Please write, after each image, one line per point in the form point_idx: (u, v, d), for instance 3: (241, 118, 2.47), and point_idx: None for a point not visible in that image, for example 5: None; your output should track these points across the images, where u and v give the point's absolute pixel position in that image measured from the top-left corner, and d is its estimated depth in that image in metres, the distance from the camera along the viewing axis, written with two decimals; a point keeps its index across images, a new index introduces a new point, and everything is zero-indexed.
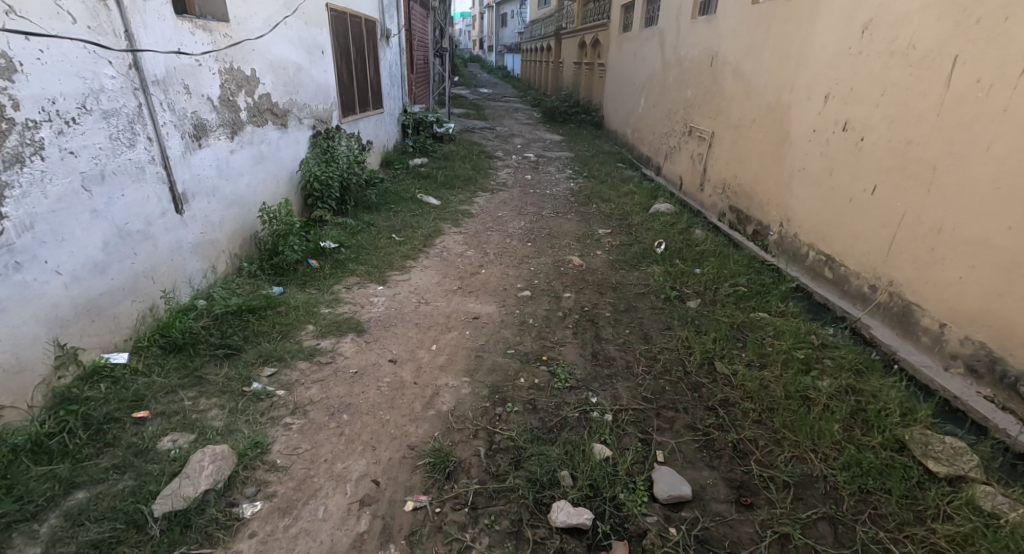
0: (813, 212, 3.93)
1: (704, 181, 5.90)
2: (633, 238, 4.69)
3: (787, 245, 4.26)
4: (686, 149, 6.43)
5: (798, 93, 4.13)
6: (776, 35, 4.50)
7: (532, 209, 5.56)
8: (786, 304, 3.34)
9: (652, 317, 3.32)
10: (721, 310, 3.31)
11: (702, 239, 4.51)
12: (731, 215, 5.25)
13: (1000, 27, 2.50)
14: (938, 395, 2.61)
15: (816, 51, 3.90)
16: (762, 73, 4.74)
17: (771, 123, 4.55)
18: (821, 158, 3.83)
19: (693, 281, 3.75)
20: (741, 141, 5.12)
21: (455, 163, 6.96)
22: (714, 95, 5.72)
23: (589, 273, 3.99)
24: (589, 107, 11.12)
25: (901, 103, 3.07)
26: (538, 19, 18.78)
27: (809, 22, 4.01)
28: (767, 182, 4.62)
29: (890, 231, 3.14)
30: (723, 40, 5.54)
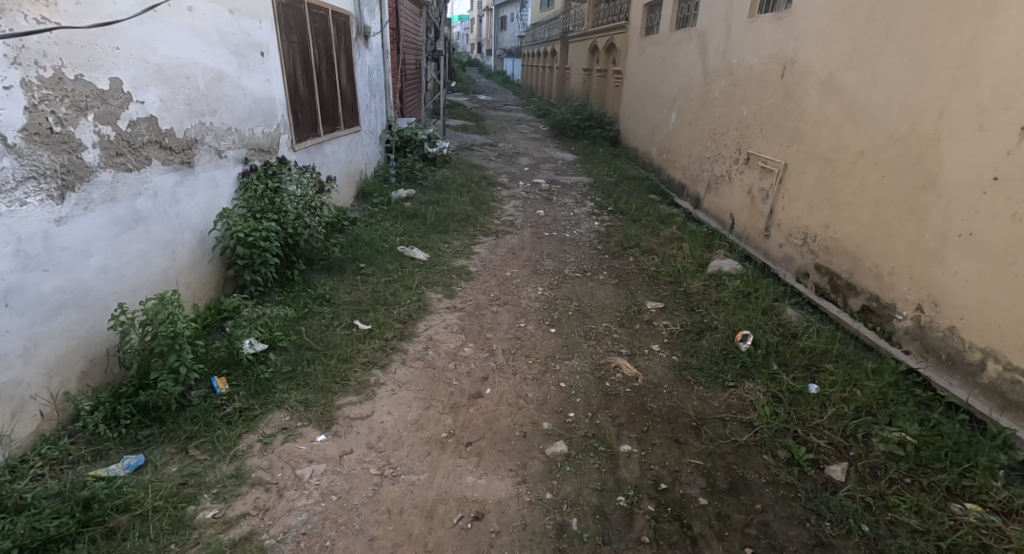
0: (997, 302, 2.28)
1: (769, 223, 4.05)
2: (700, 321, 3.31)
3: (938, 342, 2.55)
4: (743, 180, 4.53)
5: (959, 121, 2.46)
6: (905, 30, 2.78)
7: (551, 265, 4.17)
8: (1010, 487, 1.98)
9: (784, 513, 1.97)
10: (897, 498, 2.01)
11: (802, 328, 3.04)
12: (824, 279, 3.37)
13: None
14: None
15: (1004, 56, 2.26)
16: (882, 89, 2.92)
17: (897, 161, 2.79)
18: (1011, 223, 2.22)
19: (826, 425, 2.37)
20: (819, 177, 3.44)
21: (451, 195, 5.58)
22: (788, 118, 3.83)
23: (651, 395, 2.60)
24: (604, 120, 9.74)
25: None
26: (540, 22, 17.50)
27: (982, 8, 2.36)
28: (888, 241, 2.84)
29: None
30: (804, 45, 3.67)
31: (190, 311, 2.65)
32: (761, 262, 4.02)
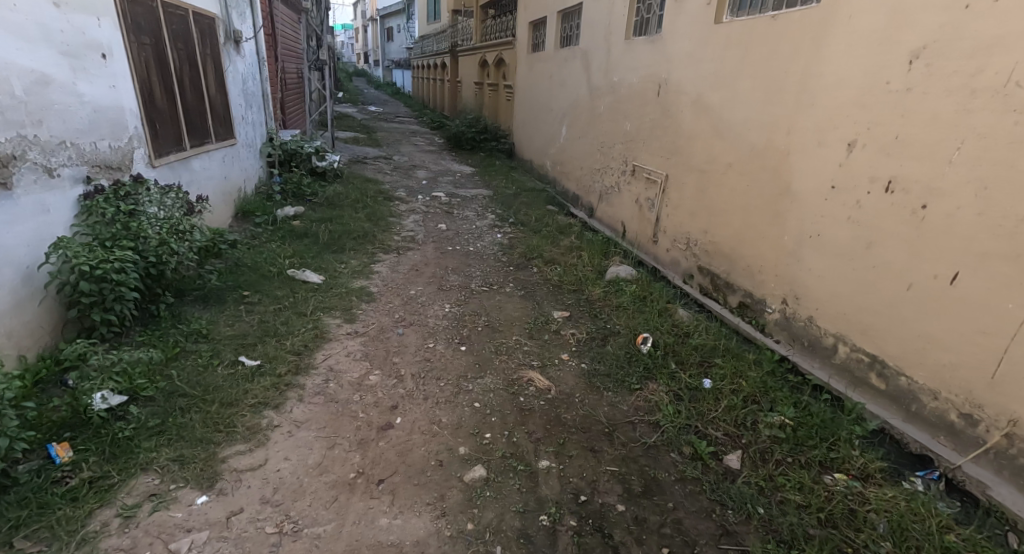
0: (843, 294, 2.50)
1: (656, 230, 4.30)
2: (603, 326, 3.39)
3: (801, 329, 2.78)
4: (631, 191, 4.77)
5: (801, 138, 2.68)
6: (757, 56, 3.00)
7: (456, 280, 4.08)
8: (865, 452, 2.18)
9: (693, 508, 2.04)
10: (783, 477, 2.13)
11: (692, 327, 3.20)
12: (706, 279, 3.64)
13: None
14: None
15: (826, 85, 2.52)
16: (743, 108, 3.14)
17: (755, 171, 3.06)
18: (847, 225, 2.45)
19: (720, 417, 2.48)
20: (695, 183, 3.71)
21: (344, 212, 5.30)
22: (667, 133, 4.08)
23: (564, 406, 2.60)
24: (498, 133, 9.87)
25: (1004, 160, 1.85)
26: (428, 35, 17.47)
27: (812, 38, 2.60)
28: (756, 244, 3.09)
29: (998, 336, 1.90)
30: (674, 67, 3.93)
31: (14, 366, 2.22)
32: (653, 267, 4.23)
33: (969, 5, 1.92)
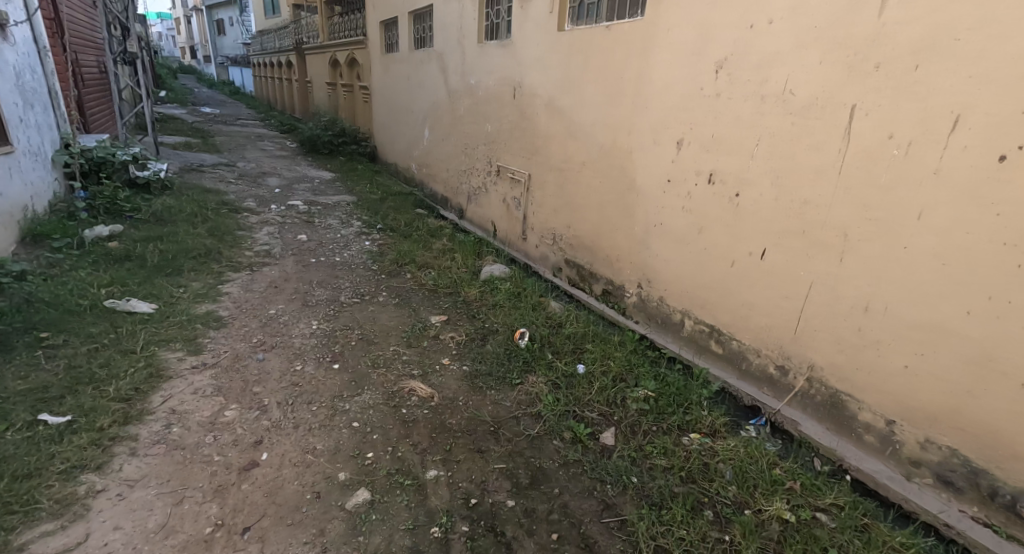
0: (685, 274, 2.76)
1: (524, 227, 4.42)
2: (482, 326, 3.38)
3: (655, 309, 3.04)
4: (497, 191, 4.85)
5: (640, 138, 2.91)
6: (597, 63, 3.20)
7: (322, 294, 3.83)
8: (711, 411, 2.42)
9: (577, 489, 2.11)
10: (651, 445, 2.27)
11: (564, 317, 3.31)
12: (572, 271, 3.82)
13: (936, 51, 1.68)
14: (916, 518, 1.84)
15: (655, 92, 2.76)
16: (589, 111, 3.34)
17: (606, 169, 3.26)
18: (683, 214, 2.70)
19: (595, 398, 2.59)
20: (555, 179, 3.87)
21: (178, 228, 4.70)
22: (525, 134, 4.21)
23: (449, 411, 2.56)
24: (358, 135, 9.47)
25: (788, 154, 2.15)
26: (267, 29, 16.14)
27: (641, 47, 2.83)
28: (612, 235, 3.30)
29: (797, 302, 2.22)
30: (526, 71, 4.06)
31: None
32: (524, 263, 4.34)
33: (754, 24, 2.21)
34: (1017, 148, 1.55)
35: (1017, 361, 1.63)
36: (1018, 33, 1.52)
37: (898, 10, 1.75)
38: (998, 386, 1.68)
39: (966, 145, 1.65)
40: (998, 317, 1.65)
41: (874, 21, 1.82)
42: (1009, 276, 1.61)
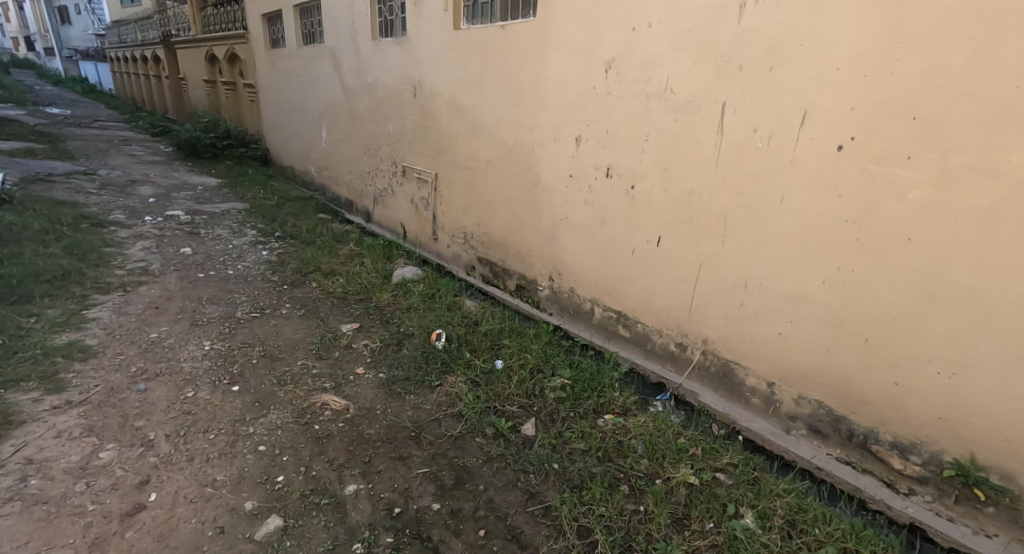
0: (592, 265, 2.92)
1: (436, 227, 4.38)
2: (397, 331, 3.32)
3: (566, 300, 3.17)
4: (405, 192, 4.77)
5: (540, 136, 3.02)
6: (493, 62, 3.25)
7: (215, 311, 3.56)
8: (624, 391, 2.59)
9: (501, 483, 2.16)
10: (569, 430, 2.38)
11: (480, 315, 3.34)
12: (486, 269, 3.87)
13: (784, 54, 1.92)
14: (795, 465, 2.11)
15: (551, 90, 2.87)
16: (490, 109, 3.39)
17: (510, 166, 3.34)
18: (586, 207, 2.86)
19: (514, 392, 2.65)
20: (462, 178, 3.90)
21: (26, 248, 4.11)
22: (429, 132, 4.18)
23: (366, 422, 2.50)
24: (245, 137, 8.85)
25: (673, 148, 2.35)
26: (126, 20, 14.51)
27: (534, 47, 2.91)
28: (521, 230, 3.40)
29: (690, 284, 2.44)
30: (426, 70, 4.02)
31: None
32: (436, 263, 4.33)
33: (635, 27, 2.38)
34: (850, 139, 1.81)
35: (862, 321, 1.91)
36: (845, 40, 1.77)
37: (752, 18, 1.98)
38: (850, 343, 1.97)
39: (814, 136, 1.90)
40: (846, 285, 1.93)
41: (737, 28, 2.03)
42: (851, 249, 1.89)
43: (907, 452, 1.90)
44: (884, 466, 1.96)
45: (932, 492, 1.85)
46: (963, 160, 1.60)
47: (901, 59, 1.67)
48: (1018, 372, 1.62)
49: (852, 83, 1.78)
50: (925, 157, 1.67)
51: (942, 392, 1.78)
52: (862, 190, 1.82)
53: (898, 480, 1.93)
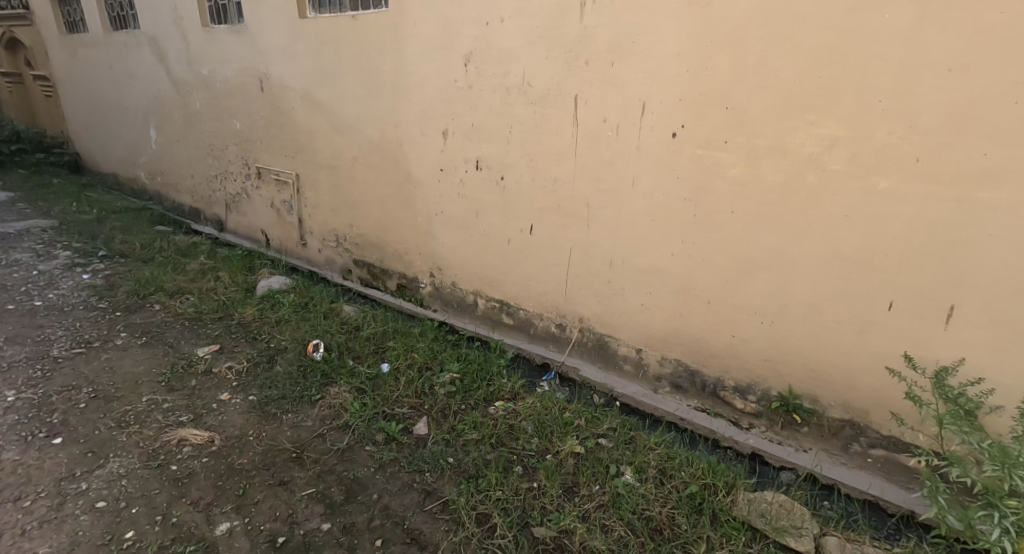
0: (471, 257, 2.98)
1: (304, 232, 3.89)
2: (267, 348, 3.01)
3: (450, 295, 3.19)
4: (262, 196, 4.16)
5: (403, 131, 2.98)
6: (341, 52, 3.08)
7: (20, 353, 2.96)
8: (511, 377, 2.70)
9: (395, 488, 2.13)
10: (462, 422, 2.42)
11: (361, 319, 3.20)
12: (363, 272, 3.61)
13: (622, 51, 2.15)
14: (663, 419, 2.40)
15: (410, 84, 2.85)
16: (351, 104, 3.16)
17: (370, 164, 3.23)
18: (459, 200, 2.90)
19: (403, 394, 2.61)
20: (317, 174, 3.56)
21: None
22: (284, 131, 3.65)
23: (236, 451, 2.30)
24: (41, 140, 7.42)
25: (536, 139, 2.51)
26: None
27: (387, 39, 2.85)
28: (397, 230, 3.28)
29: (564, 267, 2.63)
30: (271, 60, 3.49)
31: None
32: (307, 270, 3.91)
33: (489, 22, 2.46)
34: (681, 127, 2.09)
35: (704, 284, 2.23)
36: (668, 39, 2.03)
37: (592, 17, 2.18)
38: (696, 305, 2.28)
39: (653, 125, 2.16)
40: (690, 255, 2.23)
41: (582, 26, 2.21)
42: (690, 224, 2.19)
43: (746, 392, 2.27)
44: (731, 408, 2.32)
45: (765, 423, 2.24)
46: (765, 144, 1.94)
47: (713, 56, 1.96)
48: (815, 314, 2.02)
49: (678, 77, 2.05)
50: (738, 141, 1.99)
51: (765, 337, 2.15)
52: (694, 171, 2.11)
53: (741, 417, 2.30)
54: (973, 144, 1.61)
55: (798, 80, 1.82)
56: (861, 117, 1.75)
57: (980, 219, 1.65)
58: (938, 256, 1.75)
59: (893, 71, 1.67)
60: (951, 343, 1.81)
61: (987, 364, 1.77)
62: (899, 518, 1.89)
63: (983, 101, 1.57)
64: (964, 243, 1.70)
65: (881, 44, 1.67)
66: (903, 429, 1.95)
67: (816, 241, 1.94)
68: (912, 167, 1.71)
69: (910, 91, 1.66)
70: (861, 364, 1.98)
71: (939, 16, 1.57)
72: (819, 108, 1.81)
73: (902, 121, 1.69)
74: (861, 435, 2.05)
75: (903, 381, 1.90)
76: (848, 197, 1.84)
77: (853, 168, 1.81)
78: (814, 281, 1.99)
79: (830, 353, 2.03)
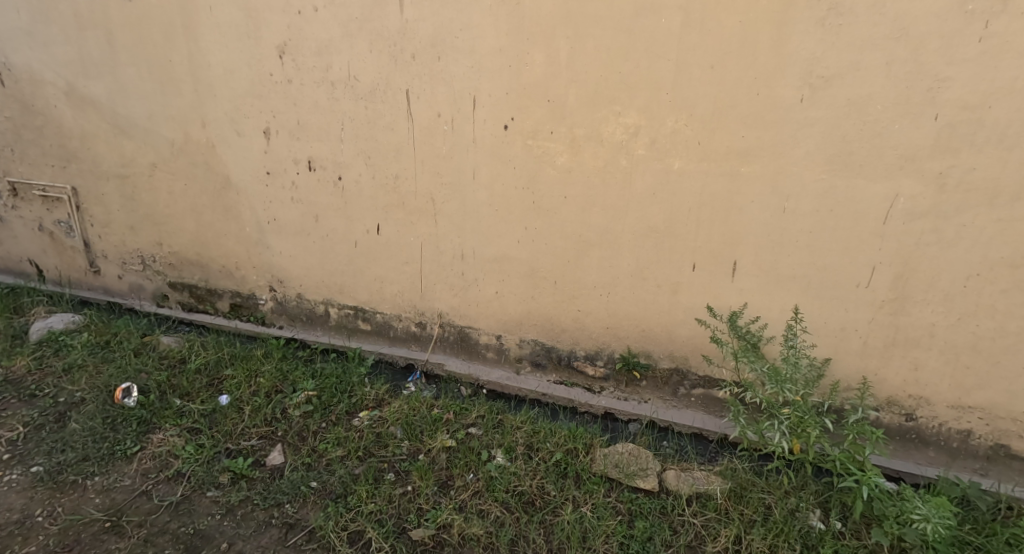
0: (314, 265, 2.77)
1: (94, 258, 3.15)
2: (52, 403, 2.42)
3: (295, 308, 2.91)
4: (21, 218, 3.18)
5: (211, 130, 2.62)
6: (112, 38, 2.58)
7: None
8: (375, 384, 2.60)
9: (249, 530, 1.91)
10: (323, 442, 2.26)
11: (186, 350, 2.76)
12: (182, 295, 3.09)
13: (446, 46, 2.18)
14: (527, 398, 2.56)
15: (212, 76, 2.51)
16: (138, 100, 2.67)
17: (168, 169, 2.78)
18: (293, 205, 2.66)
19: (249, 424, 2.34)
20: (96, 185, 2.94)
21: None
22: (43, 137, 2.90)
23: (21, 540, 1.83)
24: None
25: (369, 136, 2.42)
26: None
27: (175, 24, 2.46)
28: (217, 244, 2.88)
29: (416, 264, 2.61)
30: (9, 46, 2.75)
31: None
32: (106, 302, 3.20)
33: (301, 11, 2.29)
34: (511, 120, 2.21)
35: (548, 266, 2.41)
36: (488, 35, 2.11)
37: (412, 9, 2.17)
38: (545, 287, 2.45)
39: (486, 118, 2.24)
40: (535, 240, 2.38)
41: (408, 21, 2.19)
42: (530, 210, 2.33)
43: (594, 359, 2.51)
44: (585, 376, 2.55)
45: (613, 384, 2.52)
46: (584, 133, 2.15)
47: (529, 52, 2.10)
48: (641, 282, 2.32)
49: (502, 72, 2.15)
50: (561, 131, 2.17)
51: (605, 307, 2.41)
52: (527, 160, 2.26)
53: (593, 383, 2.55)
54: (733, 128, 1.99)
55: (606, 76, 2.05)
56: (654, 107, 2.05)
57: (745, 189, 2.06)
58: (720, 221, 2.14)
59: (673, 69, 1.98)
60: (737, 292, 2.23)
61: (762, 304, 2.22)
62: (717, 442, 2.32)
63: (737, 94, 1.95)
64: (737, 210, 2.10)
65: (664, 46, 1.96)
66: (713, 367, 2.36)
67: (634, 217, 2.23)
68: (696, 149, 2.06)
69: (686, 85, 1.99)
70: (677, 318, 2.34)
71: (700, 23, 1.90)
72: (622, 100, 2.07)
73: (683, 111, 2.02)
74: (685, 379, 2.42)
75: (708, 328, 2.29)
76: (652, 177, 2.15)
77: (655, 153, 2.11)
78: (635, 251, 2.28)
79: (654, 312, 2.36)
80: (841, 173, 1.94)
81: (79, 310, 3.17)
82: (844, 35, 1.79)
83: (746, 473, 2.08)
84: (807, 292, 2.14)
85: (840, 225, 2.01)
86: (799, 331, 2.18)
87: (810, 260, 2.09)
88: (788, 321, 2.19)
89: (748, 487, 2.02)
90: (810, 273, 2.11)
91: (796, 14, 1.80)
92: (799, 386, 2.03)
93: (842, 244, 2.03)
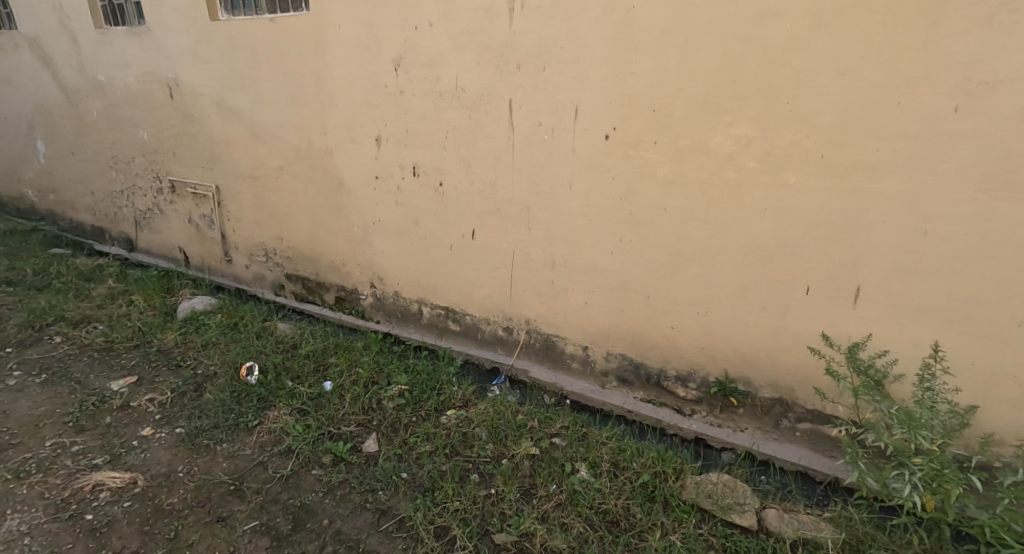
0: (412, 265, 2.92)
1: (229, 248, 3.58)
2: (193, 375, 2.78)
3: (393, 305, 3.09)
4: (176, 211, 3.72)
5: (332, 137, 2.87)
6: (259, 57, 2.93)
7: None
8: (462, 384, 2.67)
9: (346, 510, 2.04)
10: (413, 435, 2.36)
11: (299, 337, 3.03)
12: (297, 286, 3.41)
13: (551, 56, 2.19)
14: (612, 414, 2.47)
15: (337, 89, 2.75)
16: (275, 111, 3.00)
17: (293, 172, 3.08)
18: (397, 208, 2.83)
19: (349, 411, 2.51)
20: (235, 185, 3.35)
21: None
22: (200, 142, 3.36)
23: (164, 491, 2.11)
24: None
25: (471, 144, 2.51)
26: None
27: (309, 42, 2.74)
28: (329, 241, 3.14)
29: (507, 270, 2.64)
30: (179, 65, 3.23)
31: None
32: (235, 288, 3.63)
33: (417, 26, 2.43)
34: (612, 129, 2.17)
35: (641, 280, 2.32)
36: (593, 44, 2.10)
37: (520, 22, 2.21)
38: (636, 301, 2.37)
39: (586, 127, 2.22)
40: (628, 252, 2.31)
41: (515, 34, 2.24)
42: (625, 222, 2.27)
43: (687, 380, 2.38)
44: (675, 397, 2.42)
45: (706, 408, 2.36)
46: (689, 143, 2.05)
47: (635, 62, 2.05)
48: (742, 302, 2.16)
49: (605, 81, 2.12)
50: (664, 142, 2.09)
51: (700, 326, 2.27)
52: (625, 171, 2.20)
53: (683, 405, 2.41)
54: (863, 139, 1.78)
55: (716, 83, 1.94)
56: (769, 117, 1.90)
57: (873, 206, 1.83)
58: (839, 241, 1.92)
59: (794, 75, 1.82)
60: (857, 320, 1.99)
61: (887, 336, 1.96)
62: (825, 485, 2.07)
63: (869, 101, 1.74)
64: (861, 229, 1.87)
65: (784, 51, 1.81)
66: (825, 402, 2.12)
67: (738, 232, 2.07)
68: (816, 162, 1.87)
69: (809, 93, 1.82)
70: (782, 344, 2.14)
71: (829, 24, 1.73)
72: (733, 109, 1.94)
73: (803, 120, 1.85)
74: (789, 411, 2.21)
75: (823, 358, 2.07)
76: (762, 191, 1.99)
77: (766, 165, 1.95)
78: (737, 269, 2.12)
79: (756, 336, 2.17)
80: (999, 192, 1.66)
81: (214, 294, 3.62)
82: (1011, 33, 1.53)
83: (865, 526, 1.83)
84: (946, 326, 1.85)
85: (995, 252, 1.71)
86: (938, 371, 1.88)
87: (951, 290, 1.81)
88: (922, 359, 1.91)
89: (867, 542, 1.77)
90: (950, 304, 1.82)
91: (950, 10, 1.58)
92: (937, 434, 1.73)
93: (995, 273, 1.73)
